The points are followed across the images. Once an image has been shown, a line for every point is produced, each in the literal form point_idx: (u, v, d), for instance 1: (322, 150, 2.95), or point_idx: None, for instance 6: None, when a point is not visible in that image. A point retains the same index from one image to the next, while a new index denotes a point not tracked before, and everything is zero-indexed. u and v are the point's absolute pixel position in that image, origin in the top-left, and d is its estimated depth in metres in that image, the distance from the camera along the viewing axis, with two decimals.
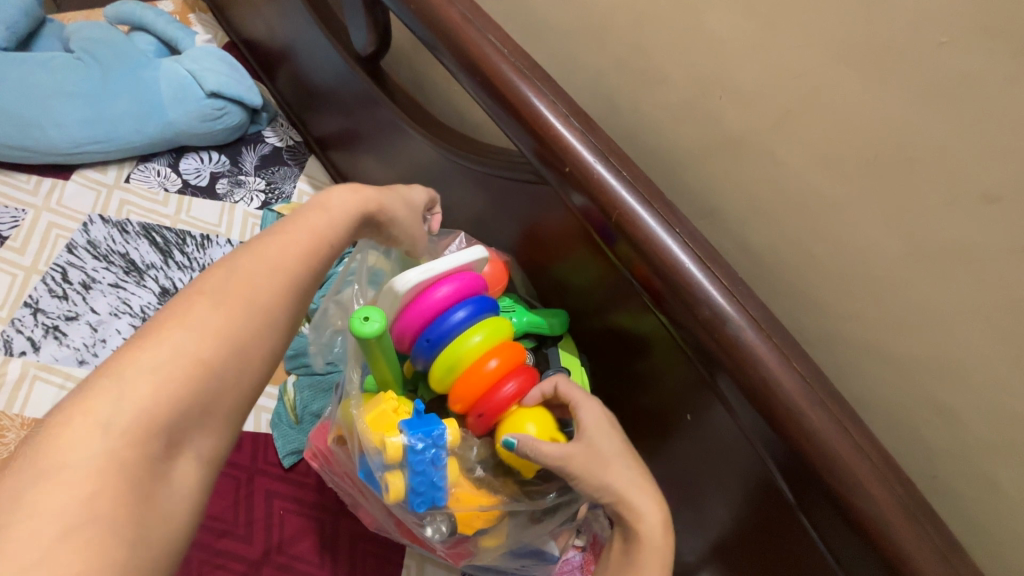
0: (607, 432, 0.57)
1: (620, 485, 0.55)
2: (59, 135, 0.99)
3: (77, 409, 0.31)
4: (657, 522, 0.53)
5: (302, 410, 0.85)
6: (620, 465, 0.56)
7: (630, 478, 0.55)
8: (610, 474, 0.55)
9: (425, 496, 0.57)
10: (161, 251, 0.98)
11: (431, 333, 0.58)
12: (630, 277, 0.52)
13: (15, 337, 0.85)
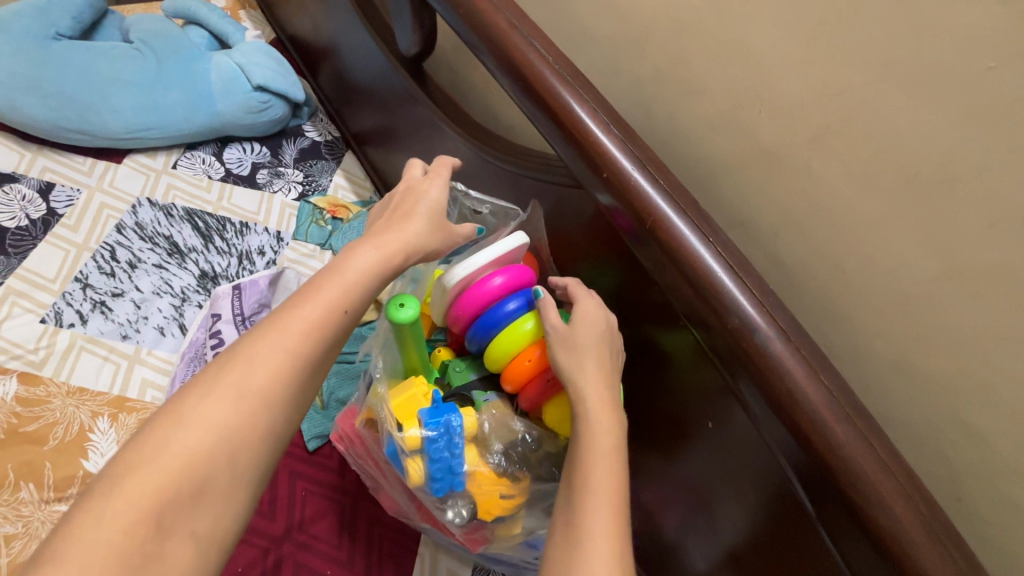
0: (597, 330, 0.55)
1: (585, 374, 0.53)
2: (116, 121, 1.04)
3: (78, 510, 0.36)
4: (606, 410, 0.52)
5: (329, 396, 0.88)
6: (593, 357, 0.54)
7: (597, 370, 0.53)
8: (579, 362, 0.53)
9: (444, 481, 0.58)
10: (202, 235, 1.02)
11: (483, 322, 0.58)
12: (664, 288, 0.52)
13: (64, 309, 0.90)
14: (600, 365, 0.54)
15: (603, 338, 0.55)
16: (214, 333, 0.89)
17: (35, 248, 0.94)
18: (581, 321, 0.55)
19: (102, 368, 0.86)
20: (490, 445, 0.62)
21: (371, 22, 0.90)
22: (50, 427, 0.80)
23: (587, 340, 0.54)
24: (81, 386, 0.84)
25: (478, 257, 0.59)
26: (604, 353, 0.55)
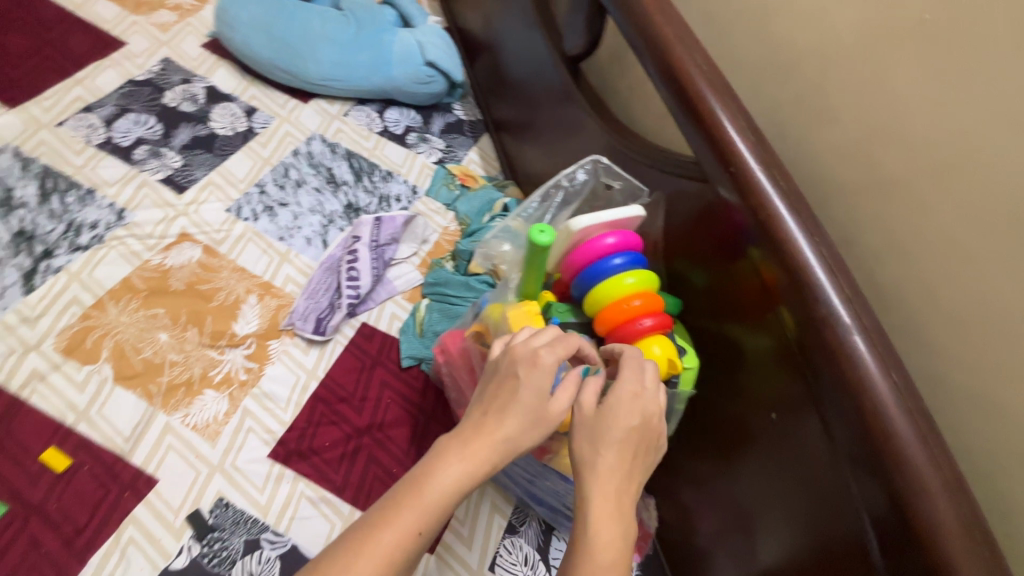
0: (627, 423, 0.55)
1: (596, 480, 0.52)
2: (315, 69, 1.25)
3: None
4: (610, 526, 0.51)
5: (429, 327, 1.00)
6: (609, 462, 0.53)
7: (610, 482, 0.52)
8: (595, 466, 0.52)
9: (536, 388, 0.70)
10: (355, 173, 1.20)
11: (589, 272, 0.66)
12: (793, 341, 0.56)
13: (244, 206, 1.09)
14: (612, 475, 0.53)
15: (626, 442, 0.54)
16: (351, 251, 1.04)
17: (233, 153, 1.16)
18: (609, 417, 0.54)
19: (261, 257, 1.04)
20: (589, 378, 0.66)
21: (533, 29, 1.04)
22: (216, 291, 0.98)
23: (611, 438, 0.54)
24: (242, 267, 1.02)
25: (593, 219, 0.67)
26: (625, 457, 0.54)
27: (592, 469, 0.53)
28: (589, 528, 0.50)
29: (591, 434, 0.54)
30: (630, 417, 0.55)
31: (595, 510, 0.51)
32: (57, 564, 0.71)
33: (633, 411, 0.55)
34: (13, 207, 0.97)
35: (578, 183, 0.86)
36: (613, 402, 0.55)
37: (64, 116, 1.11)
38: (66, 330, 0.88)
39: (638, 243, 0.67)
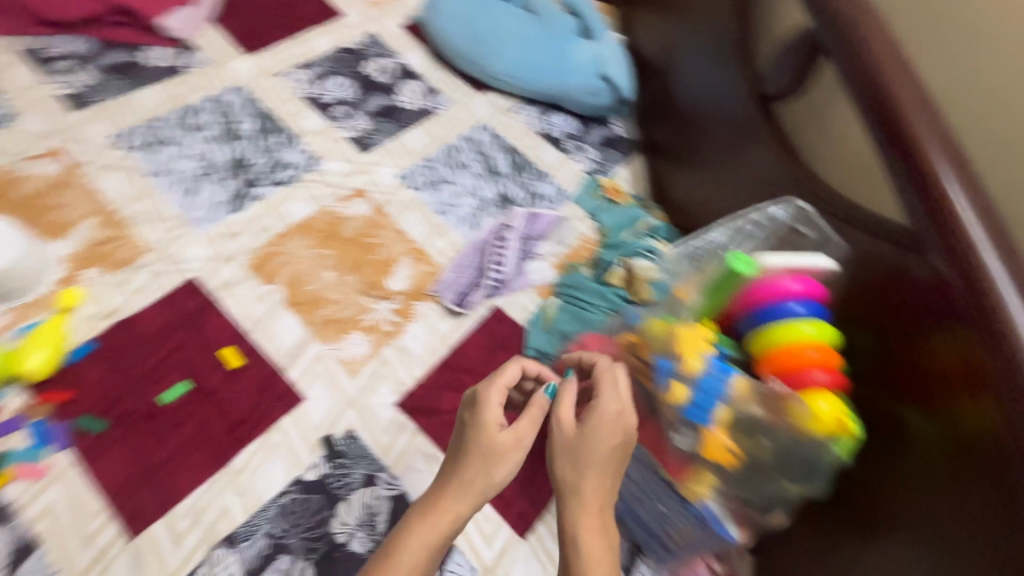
0: (611, 437, 0.68)
1: (577, 493, 0.66)
2: (498, 66, 1.33)
3: None
4: (596, 530, 0.66)
5: (556, 325, 1.04)
6: (589, 478, 0.67)
7: (591, 494, 0.66)
8: (576, 482, 0.67)
9: (696, 411, 0.65)
10: (513, 167, 1.26)
11: (767, 310, 0.66)
12: (1001, 440, 0.51)
13: (414, 175, 1.18)
14: (594, 485, 0.67)
15: (606, 456, 0.68)
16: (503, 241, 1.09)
17: (412, 127, 1.26)
18: (590, 440, 0.67)
19: (420, 225, 1.12)
20: (745, 409, 0.64)
21: (722, 64, 1.03)
22: (376, 245, 1.07)
23: (590, 458, 0.67)
24: (403, 230, 1.11)
25: (783, 259, 0.66)
26: (606, 471, 0.67)
27: (574, 485, 0.67)
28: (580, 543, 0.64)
29: (570, 456, 0.68)
30: (608, 435, 0.68)
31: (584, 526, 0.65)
32: (219, 447, 0.82)
33: (608, 428, 0.68)
34: (235, 138, 1.13)
35: (775, 220, 0.84)
36: (591, 425, 0.68)
37: (285, 69, 1.27)
38: (257, 250, 1.01)
39: (822, 294, 0.66)
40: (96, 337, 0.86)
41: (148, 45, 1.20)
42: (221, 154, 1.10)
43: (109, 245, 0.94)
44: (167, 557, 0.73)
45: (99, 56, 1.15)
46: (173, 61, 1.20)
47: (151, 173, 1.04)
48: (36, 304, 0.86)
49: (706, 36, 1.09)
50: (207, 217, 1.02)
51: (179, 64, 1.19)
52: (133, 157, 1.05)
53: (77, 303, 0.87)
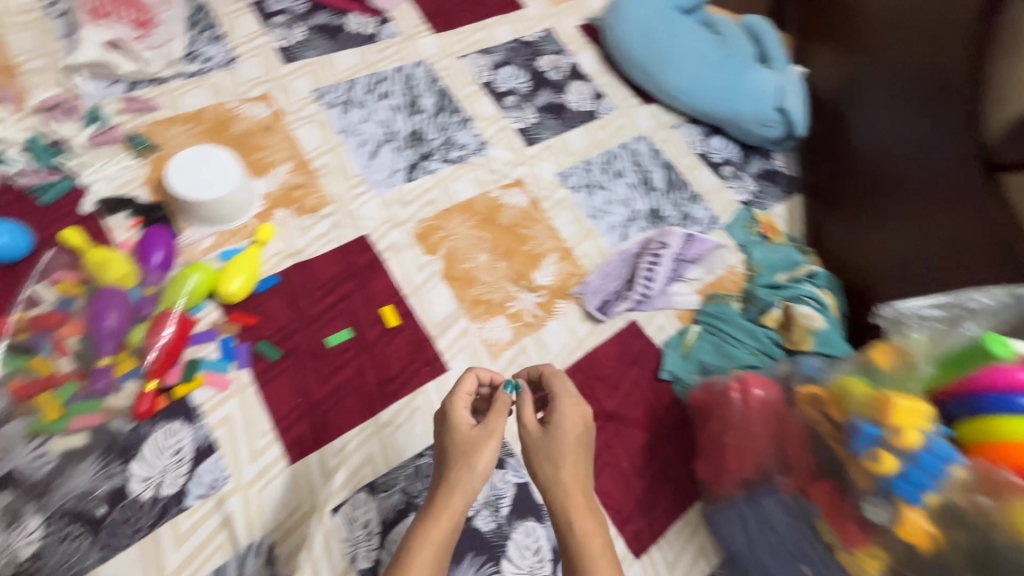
0: (574, 428, 0.70)
1: (562, 490, 0.66)
2: (670, 80, 1.31)
3: None
4: (586, 513, 0.65)
5: (696, 353, 1.01)
6: (570, 470, 0.67)
7: (573, 487, 0.66)
8: (560, 476, 0.67)
9: (907, 487, 0.60)
10: (667, 184, 1.24)
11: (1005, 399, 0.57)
12: None
13: (571, 175, 1.20)
14: (575, 476, 0.67)
15: (576, 448, 0.69)
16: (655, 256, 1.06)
17: (576, 127, 1.27)
18: (561, 435, 0.69)
19: (571, 225, 1.13)
20: (966, 502, 0.58)
21: (937, 110, 0.96)
22: (528, 237, 1.10)
23: (562, 450, 0.68)
24: (554, 227, 1.12)
25: None
26: (579, 459, 0.69)
27: (555, 481, 0.67)
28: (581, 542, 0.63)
29: (547, 452, 0.68)
30: (574, 427, 0.70)
31: (582, 523, 0.64)
32: (370, 398, 0.87)
33: (575, 424, 0.70)
34: (415, 111, 1.19)
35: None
36: (557, 421, 0.70)
37: (466, 51, 1.32)
38: (422, 221, 1.06)
39: None
40: (282, 274, 0.94)
41: (352, 11, 1.28)
42: (401, 124, 1.16)
43: (300, 191, 1.02)
44: (319, 488, 0.78)
45: (311, 15, 1.24)
46: (371, 29, 1.27)
47: (340, 131, 1.11)
48: (238, 233, 0.94)
49: (920, 72, 1.00)
50: (383, 182, 1.08)
51: (376, 33, 1.27)
52: (327, 113, 1.13)
53: (270, 239, 0.95)
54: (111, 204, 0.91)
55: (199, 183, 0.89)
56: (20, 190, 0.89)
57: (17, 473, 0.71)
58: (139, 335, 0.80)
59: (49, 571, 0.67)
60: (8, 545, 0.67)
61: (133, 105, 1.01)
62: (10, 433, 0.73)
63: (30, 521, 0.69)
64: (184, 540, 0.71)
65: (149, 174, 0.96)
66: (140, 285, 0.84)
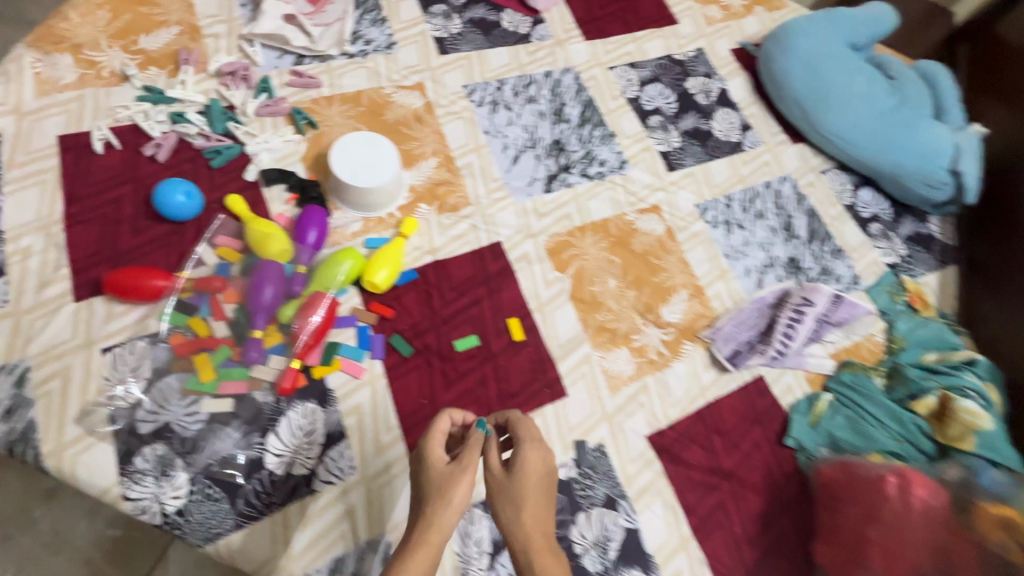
0: (539, 476, 0.64)
1: (524, 537, 0.60)
2: (828, 122, 1.21)
3: None
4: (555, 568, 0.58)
5: (827, 424, 0.94)
6: (534, 516, 0.61)
7: (537, 533, 0.60)
8: (522, 519, 0.61)
9: None
10: (809, 233, 1.16)
11: None
12: None
13: (710, 209, 1.14)
14: (537, 521, 0.61)
15: (541, 492, 0.64)
16: (796, 312, 1.00)
17: (720, 157, 1.21)
18: (524, 477, 0.63)
19: (704, 262, 1.08)
20: None
21: None
22: (659, 268, 1.05)
23: (526, 493, 0.62)
24: (687, 261, 1.07)
25: None
26: (542, 508, 0.62)
27: (518, 528, 0.60)
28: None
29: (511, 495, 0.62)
30: (539, 468, 0.65)
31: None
32: (490, 411, 0.86)
33: (542, 466, 0.65)
34: (559, 119, 1.16)
35: None
36: (522, 460, 0.64)
37: (615, 63, 1.27)
38: (556, 235, 1.04)
39: None
40: (419, 269, 0.94)
41: (508, 8, 1.26)
42: (545, 132, 1.13)
43: (442, 188, 1.02)
44: None
45: (469, 8, 1.23)
46: (525, 29, 1.25)
47: (485, 130, 1.10)
48: (383, 222, 0.96)
49: None
50: (522, 189, 1.06)
51: (529, 33, 1.25)
52: (475, 111, 1.12)
53: (412, 234, 0.96)
54: (272, 175, 0.93)
55: (359, 169, 0.90)
56: (195, 152, 0.93)
57: (170, 427, 0.74)
58: (291, 312, 0.81)
59: (190, 529, 0.70)
60: (156, 496, 0.70)
61: (299, 80, 1.04)
62: (166, 386, 0.76)
63: (178, 476, 0.72)
64: (310, 522, 0.73)
65: (307, 151, 0.98)
66: (294, 263, 0.86)
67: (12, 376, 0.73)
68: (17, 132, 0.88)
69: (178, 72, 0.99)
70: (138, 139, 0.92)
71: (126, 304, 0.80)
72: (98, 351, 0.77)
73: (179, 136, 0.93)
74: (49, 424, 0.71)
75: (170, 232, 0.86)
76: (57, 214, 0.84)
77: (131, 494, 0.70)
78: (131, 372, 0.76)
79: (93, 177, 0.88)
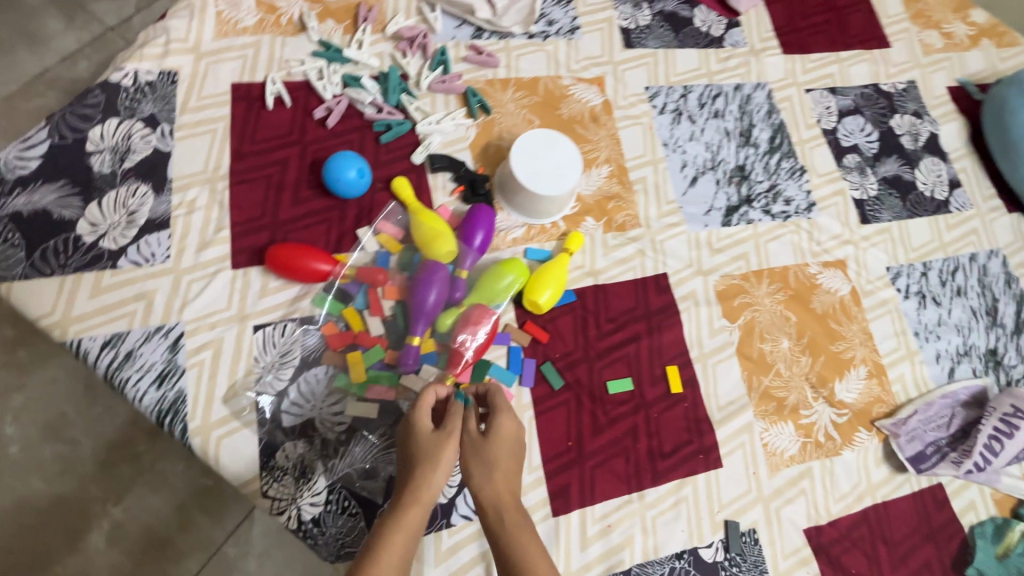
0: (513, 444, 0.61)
1: (495, 496, 0.57)
2: None
3: None
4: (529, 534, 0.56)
5: (1018, 559, 0.81)
6: (506, 478, 0.59)
7: (508, 494, 0.58)
8: (496, 485, 0.57)
9: None
10: (1016, 324, 0.98)
11: None
12: None
13: (902, 275, 0.98)
14: (509, 480, 0.58)
15: (513, 456, 0.61)
16: (1009, 423, 0.85)
17: (922, 215, 1.03)
18: (497, 440, 0.60)
19: (890, 337, 0.94)
20: None
21: None
22: (838, 337, 0.92)
23: (501, 457, 0.59)
24: (871, 332, 0.93)
25: None
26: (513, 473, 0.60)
27: (491, 490, 0.57)
28: (523, 558, 0.54)
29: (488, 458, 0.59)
30: (513, 432, 0.61)
31: (523, 536, 0.55)
32: (637, 469, 0.77)
33: (516, 431, 0.62)
34: (745, 142, 1.02)
35: None
36: (497, 424, 0.61)
37: (813, 84, 1.11)
38: (729, 277, 0.92)
39: None
40: (578, 291, 0.85)
41: (702, 4, 1.12)
42: (728, 155, 1.00)
43: (613, 203, 0.91)
44: (574, 555, 0.72)
45: None
46: (718, 31, 1.11)
47: (664, 143, 0.98)
48: (546, 231, 0.86)
49: None
50: (698, 217, 0.94)
51: (721, 37, 1.10)
52: (655, 119, 0.99)
53: (577, 250, 0.85)
54: (440, 160, 0.85)
55: (539, 174, 0.81)
56: (363, 121, 0.86)
57: (314, 425, 0.69)
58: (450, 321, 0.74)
59: (323, 542, 0.65)
60: (294, 499, 0.66)
61: (477, 56, 0.94)
62: (313, 379, 0.71)
63: (317, 482, 0.67)
64: (444, 560, 0.67)
65: (476, 139, 0.89)
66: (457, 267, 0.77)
67: (167, 340, 0.69)
68: (194, 73, 0.83)
69: (355, 30, 0.91)
70: (308, 98, 0.85)
71: (282, 281, 0.75)
72: (251, 328, 0.72)
73: (349, 102, 0.86)
74: (198, 399, 0.67)
75: (331, 208, 0.79)
76: (223, 168, 0.79)
77: (271, 493, 0.66)
78: (281, 357, 0.71)
79: (261, 134, 0.82)
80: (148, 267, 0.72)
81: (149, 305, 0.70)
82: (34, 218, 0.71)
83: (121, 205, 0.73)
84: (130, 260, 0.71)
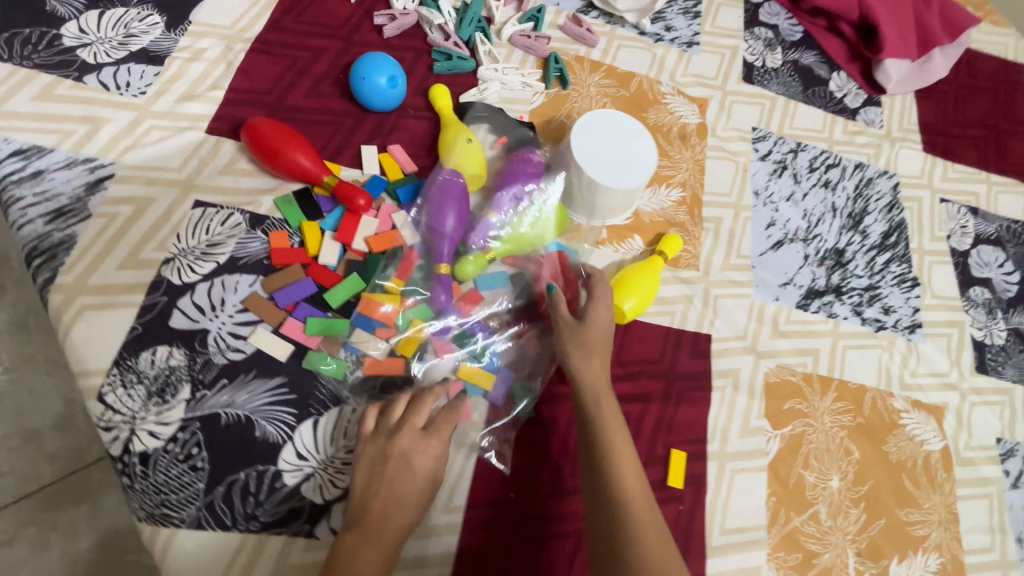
0: (607, 333, 0.57)
1: (589, 377, 0.54)
2: None
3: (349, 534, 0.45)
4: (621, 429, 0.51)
5: None
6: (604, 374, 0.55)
7: (602, 378, 0.54)
8: (590, 369, 0.54)
9: None
10: None
11: None
12: None
13: (1017, 455, 0.74)
14: (604, 370, 0.55)
15: (610, 346, 0.56)
16: None
17: None
18: (592, 326, 0.56)
19: (982, 530, 0.69)
20: None
21: None
22: (915, 505, 0.68)
23: (598, 342, 0.56)
24: (957, 513, 0.69)
25: None
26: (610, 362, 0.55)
27: (586, 372, 0.54)
28: (612, 450, 0.49)
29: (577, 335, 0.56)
30: (609, 321, 0.57)
31: (611, 424, 0.51)
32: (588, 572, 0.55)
33: (613, 318, 0.57)
34: (852, 226, 0.83)
35: None
36: (591, 309, 0.57)
37: (951, 196, 0.91)
38: (787, 370, 0.71)
39: None
40: None
41: (843, 71, 0.96)
42: (828, 232, 0.81)
43: (673, 231, 0.74)
44: None
45: (798, 48, 0.96)
46: (853, 102, 0.94)
47: (755, 191, 0.81)
48: (580, 232, 0.70)
49: None
50: (771, 286, 0.75)
51: (857, 109, 0.94)
52: (753, 163, 0.83)
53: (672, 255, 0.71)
54: (477, 108, 0.71)
55: (599, 156, 0.66)
56: (424, 44, 0.74)
57: (205, 340, 0.53)
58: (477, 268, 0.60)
59: (139, 488, 0.48)
60: (133, 419, 0.49)
61: (576, 28, 0.82)
62: (233, 286, 0.55)
63: (172, 410, 0.50)
64: None
65: (540, 108, 0.76)
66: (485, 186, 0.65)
67: (89, 176, 0.56)
68: None
69: None
70: (376, 3, 0.75)
71: (253, 165, 0.61)
72: (191, 201, 0.58)
73: (419, 19, 0.74)
74: (87, 252, 0.53)
75: (347, 114, 0.66)
76: (250, 33, 0.68)
77: (110, 398, 0.49)
78: (206, 248, 0.56)
79: (308, 15, 0.71)
80: (114, 94, 0.60)
81: (92, 132, 0.58)
82: (26, 2, 0.62)
83: (122, 25, 0.63)
84: (99, 80, 0.60)
